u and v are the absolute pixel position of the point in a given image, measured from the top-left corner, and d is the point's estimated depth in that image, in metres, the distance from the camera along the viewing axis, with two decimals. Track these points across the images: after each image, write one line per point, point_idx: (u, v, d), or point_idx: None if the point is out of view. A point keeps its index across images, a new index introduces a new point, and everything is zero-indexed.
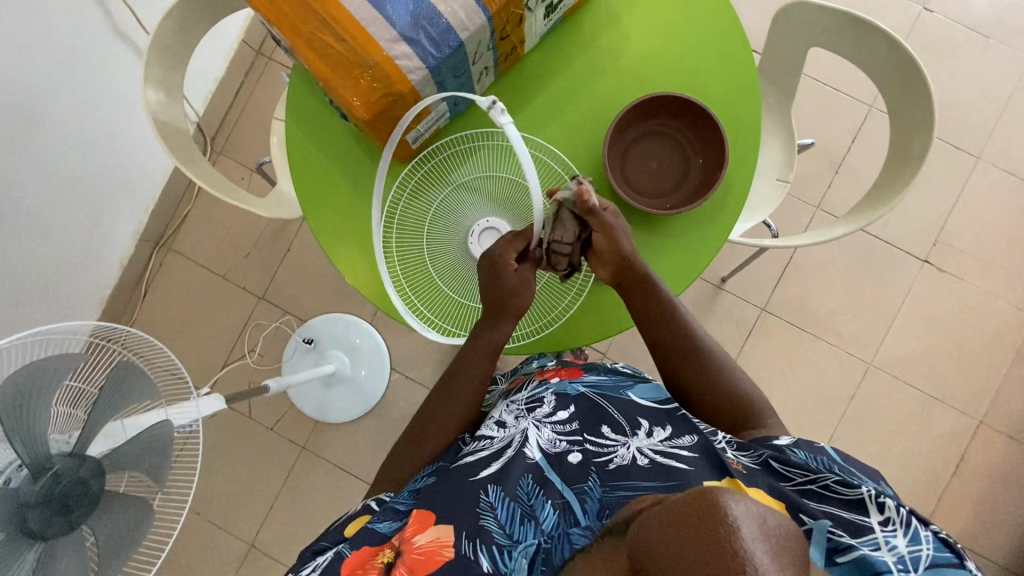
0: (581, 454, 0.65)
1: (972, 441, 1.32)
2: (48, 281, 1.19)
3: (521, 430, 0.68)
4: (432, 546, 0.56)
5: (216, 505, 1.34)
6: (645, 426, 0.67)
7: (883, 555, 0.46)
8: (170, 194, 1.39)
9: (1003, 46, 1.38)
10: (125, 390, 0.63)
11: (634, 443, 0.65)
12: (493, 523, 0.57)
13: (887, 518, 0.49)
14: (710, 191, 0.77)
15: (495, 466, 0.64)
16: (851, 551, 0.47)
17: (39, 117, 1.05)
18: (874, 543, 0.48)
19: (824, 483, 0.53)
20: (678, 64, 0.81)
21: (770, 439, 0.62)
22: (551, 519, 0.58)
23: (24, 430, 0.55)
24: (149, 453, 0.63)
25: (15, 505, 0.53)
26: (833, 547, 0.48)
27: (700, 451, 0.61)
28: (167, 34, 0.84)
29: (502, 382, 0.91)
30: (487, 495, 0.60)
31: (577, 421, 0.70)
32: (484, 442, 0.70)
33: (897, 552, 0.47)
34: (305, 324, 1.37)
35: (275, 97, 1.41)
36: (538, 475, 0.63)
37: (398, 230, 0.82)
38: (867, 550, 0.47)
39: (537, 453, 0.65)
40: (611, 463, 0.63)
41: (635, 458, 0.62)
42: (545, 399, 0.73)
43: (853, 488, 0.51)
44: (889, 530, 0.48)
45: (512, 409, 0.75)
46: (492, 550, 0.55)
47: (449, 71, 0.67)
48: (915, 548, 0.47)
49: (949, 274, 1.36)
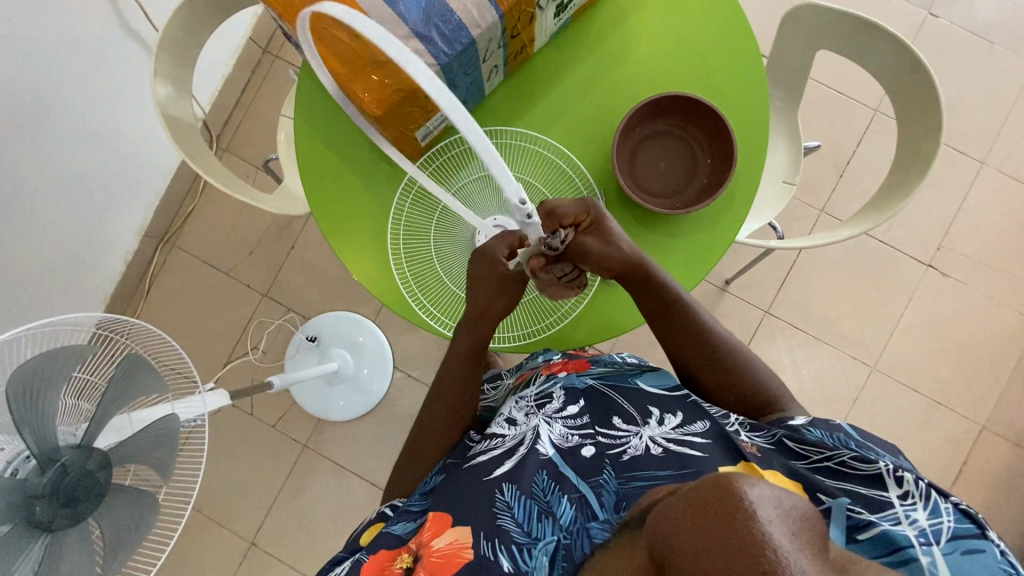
0: (594, 447, 0.65)
1: (974, 446, 1.32)
2: (53, 276, 1.19)
3: (533, 427, 0.69)
4: (450, 548, 0.56)
5: (218, 502, 1.34)
6: (656, 414, 0.67)
7: (904, 529, 0.47)
8: (176, 190, 1.39)
9: (1008, 52, 1.39)
10: (131, 383, 0.63)
11: (646, 432, 0.65)
12: (510, 522, 0.57)
13: (905, 492, 0.50)
14: (719, 189, 0.76)
15: (510, 464, 0.64)
16: (871, 527, 0.48)
17: (47, 112, 1.06)
18: (895, 517, 0.48)
19: (841, 459, 0.55)
20: (687, 65, 0.81)
21: (786, 420, 0.64)
22: (569, 514, 0.58)
23: (33, 420, 0.55)
24: (155, 447, 0.63)
25: (21, 495, 0.54)
26: (853, 525, 0.48)
27: (713, 436, 0.61)
28: (177, 29, 0.85)
29: (507, 379, 0.92)
30: (502, 495, 0.60)
31: (588, 414, 0.70)
32: (496, 441, 0.70)
33: (918, 526, 0.47)
34: (308, 322, 1.38)
35: (282, 95, 1.42)
36: (553, 470, 0.63)
37: (405, 226, 0.82)
38: (888, 525, 0.47)
39: (550, 449, 0.65)
40: (625, 454, 0.63)
41: (648, 447, 0.63)
42: (555, 395, 0.73)
43: (871, 463, 0.53)
44: (908, 503, 0.49)
45: (521, 406, 0.75)
46: (511, 549, 0.55)
47: (459, 69, 0.67)
48: (936, 520, 0.47)
49: (953, 278, 1.36)
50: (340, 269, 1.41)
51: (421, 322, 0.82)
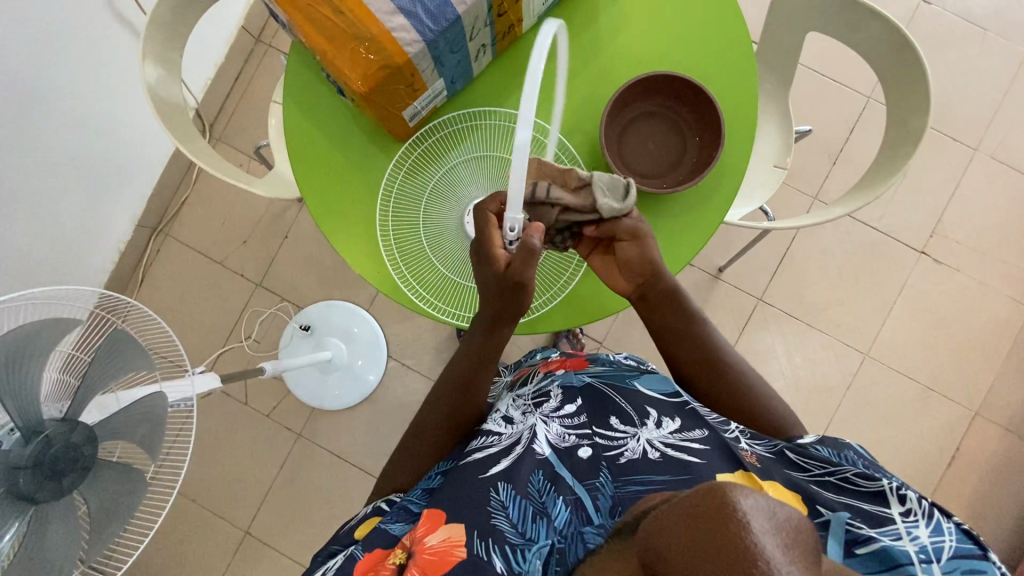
0: (591, 449, 0.66)
1: (968, 431, 1.33)
2: (43, 263, 1.18)
3: (529, 426, 0.69)
4: (443, 546, 0.55)
5: (212, 491, 1.34)
6: (654, 416, 0.68)
7: (904, 544, 0.49)
8: (168, 179, 1.39)
9: (1000, 38, 1.39)
10: (119, 358, 0.63)
11: (644, 434, 0.65)
12: (505, 522, 0.58)
13: (908, 509, 0.51)
14: (707, 168, 0.76)
15: (506, 463, 0.64)
16: (870, 542, 0.50)
17: (35, 95, 1.05)
18: (895, 533, 0.50)
19: (844, 476, 0.56)
20: (675, 46, 0.81)
21: (794, 437, 0.65)
22: (563, 516, 0.59)
23: (18, 388, 0.55)
24: (142, 425, 0.63)
25: (5, 466, 0.53)
26: (853, 539, 0.51)
27: (712, 444, 0.62)
28: (166, 10, 0.84)
29: (506, 375, 0.96)
30: (498, 495, 0.60)
31: (585, 413, 0.71)
32: (492, 439, 0.70)
33: (919, 542, 0.49)
34: (302, 311, 1.38)
35: (273, 83, 1.42)
36: (549, 470, 0.64)
37: (394, 209, 0.82)
38: (888, 541, 0.50)
39: (546, 448, 0.66)
40: (622, 457, 0.64)
41: (646, 451, 0.63)
42: (552, 393, 0.74)
43: (874, 480, 0.54)
44: (910, 520, 0.50)
45: (518, 404, 0.75)
46: (504, 550, 0.55)
47: (446, 46, 0.66)
48: (937, 539, 0.49)
49: (946, 265, 1.36)
50: (333, 259, 1.41)
51: (413, 306, 0.82)
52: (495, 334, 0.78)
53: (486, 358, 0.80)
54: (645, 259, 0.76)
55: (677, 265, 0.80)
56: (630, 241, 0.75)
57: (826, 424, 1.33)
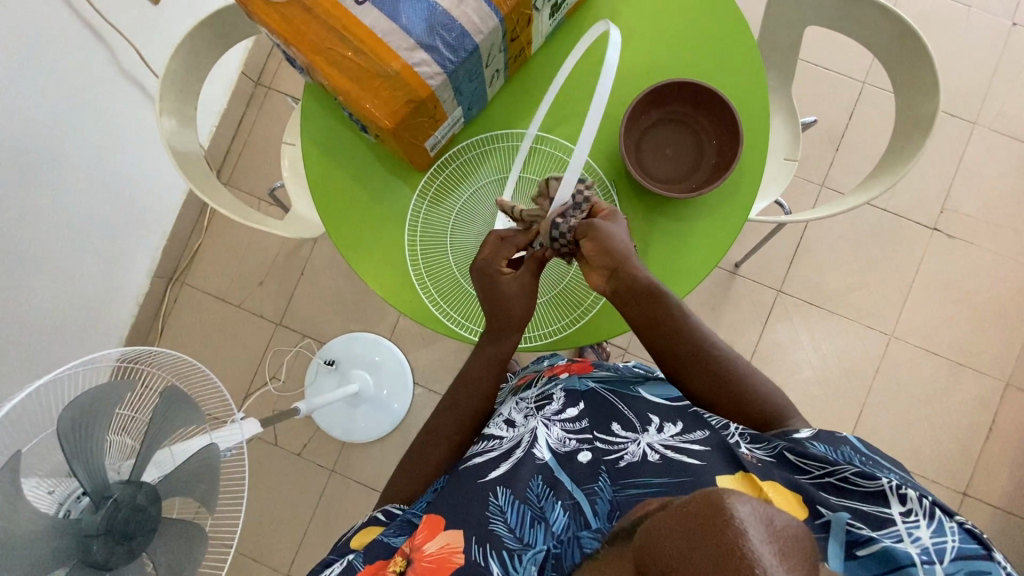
0: (591, 453, 0.65)
1: (1002, 403, 1.32)
2: (65, 325, 1.18)
3: (530, 430, 0.69)
4: (441, 553, 0.55)
5: (250, 536, 1.33)
6: (656, 420, 0.67)
7: (906, 547, 0.48)
8: (182, 227, 1.40)
9: (985, 14, 1.41)
10: (172, 415, 0.65)
11: (644, 438, 0.64)
12: (502, 528, 0.58)
13: (909, 510, 0.50)
14: (730, 167, 0.77)
15: (506, 466, 0.64)
16: (871, 543, 0.50)
17: (51, 163, 1.06)
18: (896, 535, 0.49)
19: (843, 476, 0.54)
20: (682, 53, 0.82)
21: (790, 433, 0.62)
22: (561, 521, 0.58)
23: (86, 454, 0.57)
24: (201, 480, 0.66)
25: (78, 535, 0.56)
26: (854, 540, 0.50)
27: (713, 444, 0.61)
28: (179, 65, 0.86)
29: (512, 379, 0.93)
30: (496, 500, 0.60)
31: (586, 418, 0.70)
32: (493, 443, 0.70)
33: (920, 544, 0.48)
34: (324, 347, 1.38)
35: (277, 125, 1.44)
36: (548, 476, 0.63)
37: (421, 236, 0.83)
38: (890, 542, 0.49)
39: (546, 452, 0.66)
40: (622, 460, 0.63)
41: (646, 454, 0.62)
42: (555, 396, 0.74)
43: (874, 480, 0.52)
44: (911, 521, 0.50)
45: (521, 407, 0.75)
46: (502, 555, 0.55)
47: (465, 75, 0.68)
48: (940, 539, 0.48)
49: (960, 240, 1.37)
50: (351, 291, 1.41)
51: (448, 331, 0.83)
52: (503, 346, 0.79)
53: (502, 363, 0.80)
54: (605, 250, 0.72)
55: (705, 270, 0.81)
56: (587, 240, 0.72)
57: (859, 407, 1.33)
